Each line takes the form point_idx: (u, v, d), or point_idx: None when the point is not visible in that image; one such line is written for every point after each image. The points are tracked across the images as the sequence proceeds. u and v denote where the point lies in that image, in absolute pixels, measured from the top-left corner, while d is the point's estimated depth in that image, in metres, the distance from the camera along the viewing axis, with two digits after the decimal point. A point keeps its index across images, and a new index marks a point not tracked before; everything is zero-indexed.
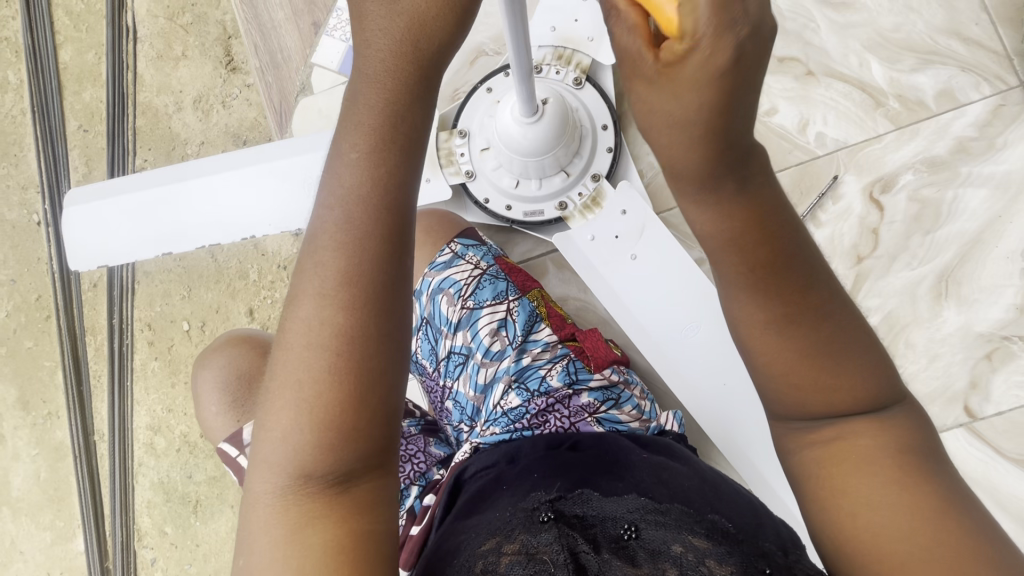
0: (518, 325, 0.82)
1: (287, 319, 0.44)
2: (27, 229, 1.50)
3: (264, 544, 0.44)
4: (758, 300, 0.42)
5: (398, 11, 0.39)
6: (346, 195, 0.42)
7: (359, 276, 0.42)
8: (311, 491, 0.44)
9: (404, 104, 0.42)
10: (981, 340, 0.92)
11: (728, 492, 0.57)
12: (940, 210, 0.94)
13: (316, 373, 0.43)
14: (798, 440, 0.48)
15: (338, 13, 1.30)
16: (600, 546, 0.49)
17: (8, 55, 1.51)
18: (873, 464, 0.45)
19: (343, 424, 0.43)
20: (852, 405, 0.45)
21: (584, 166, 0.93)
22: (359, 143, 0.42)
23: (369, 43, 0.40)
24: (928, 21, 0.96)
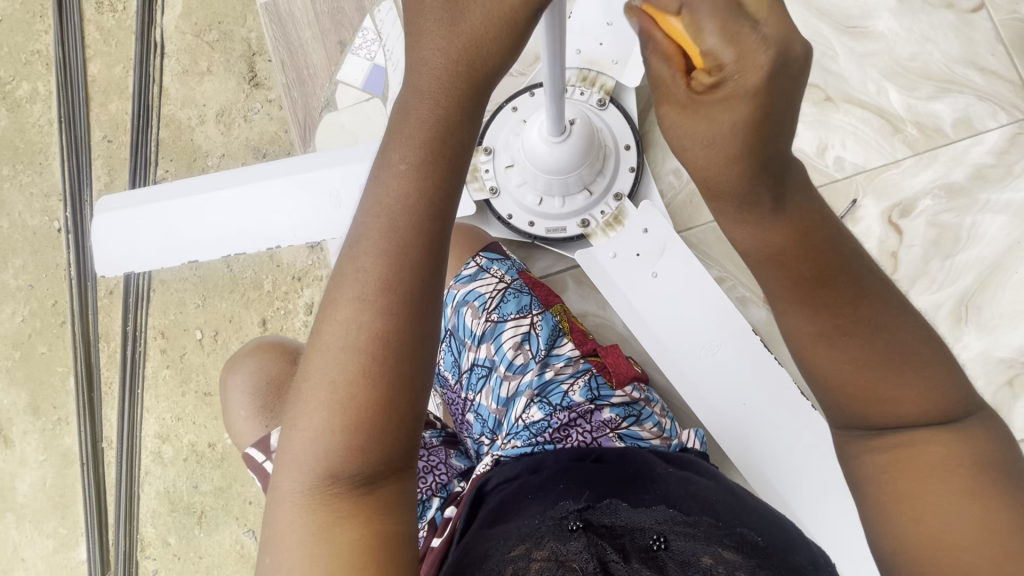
0: (542, 339, 0.83)
1: (324, 321, 0.44)
2: (48, 236, 1.53)
3: (291, 541, 0.44)
4: (807, 313, 0.43)
5: (457, 32, 0.41)
6: (390, 203, 0.44)
7: (397, 282, 0.43)
8: (338, 492, 0.44)
9: (452, 119, 0.44)
10: (1002, 366, 0.92)
11: (757, 509, 0.57)
12: (959, 235, 0.95)
13: (350, 376, 0.43)
14: (862, 445, 0.47)
15: (364, 33, 1.33)
16: (630, 556, 0.48)
17: (38, 67, 1.55)
18: (950, 472, 0.45)
19: (373, 426, 0.44)
20: (927, 411, 0.45)
21: (606, 185, 0.94)
22: (408, 154, 0.43)
23: (426, 61, 0.42)
24: (945, 51, 0.98)
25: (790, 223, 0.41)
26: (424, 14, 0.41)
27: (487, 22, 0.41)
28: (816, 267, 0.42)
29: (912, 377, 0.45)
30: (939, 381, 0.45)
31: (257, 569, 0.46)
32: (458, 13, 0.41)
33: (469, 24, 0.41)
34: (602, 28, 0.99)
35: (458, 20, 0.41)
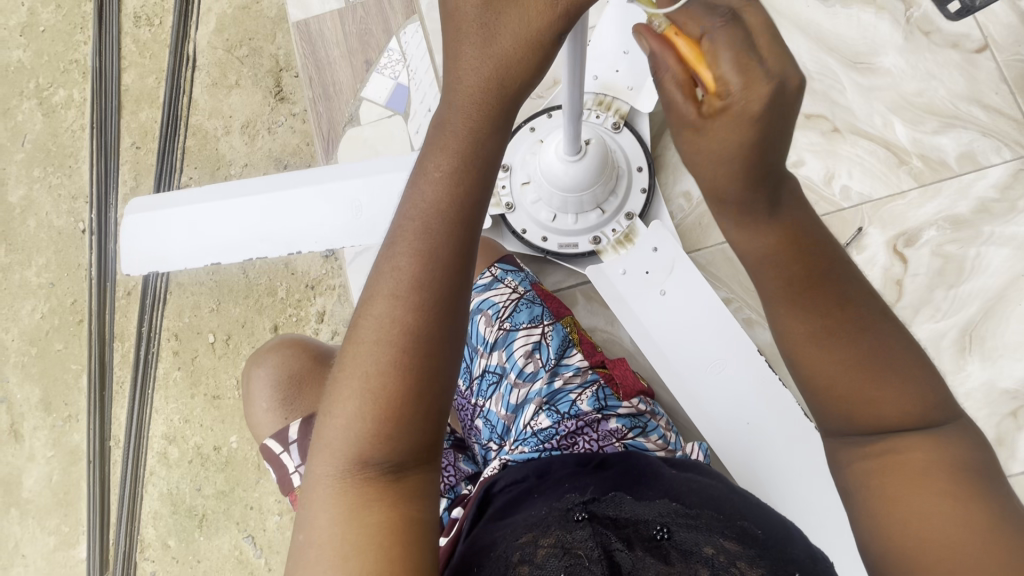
0: (552, 349, 0.86)
1: (361, 315, 0.47)
2: (72, 236, 1.58)
3: (323, 522, 0.47)
4: (801, 316, 0.46)
5: (490, 54, 0.45)
6: (425, 207, 0.47)
7: (429, 281, 0.47)
8: (367, 477, 0.47)
9: (485, 132, 0.47)
10: (1005, 397, 0.93)
11: (758, 506, 0.57)
12: (963, 266, 0.97)
13: (383, 366, 0.46)
14: (850, 452, 0.50)
15: (390, 53, 1.40)
16: (634, 544, 0.52)
17: (75, 75, 1.63)
18: (931, 476, 0.47)
19: (401, 414, 0.46)
20: (913, 419, 0.48)
21: (618, 204, 0.98)
22: (443, 163, 0.47)
23: (462, 78, 0.46)
24: (949, 88, 1.01)
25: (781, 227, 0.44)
26: (461, 38, 0.45)
27: (515, 44, 0.44)
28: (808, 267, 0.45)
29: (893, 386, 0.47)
30: (915, 389, 0.47)
31: (290, 549, 0.48)
32: (490, 36, 0.44)
33: (499, 46, 0.44)
34: (619, 57, 1.04)
35: (491, 42, 0.44)
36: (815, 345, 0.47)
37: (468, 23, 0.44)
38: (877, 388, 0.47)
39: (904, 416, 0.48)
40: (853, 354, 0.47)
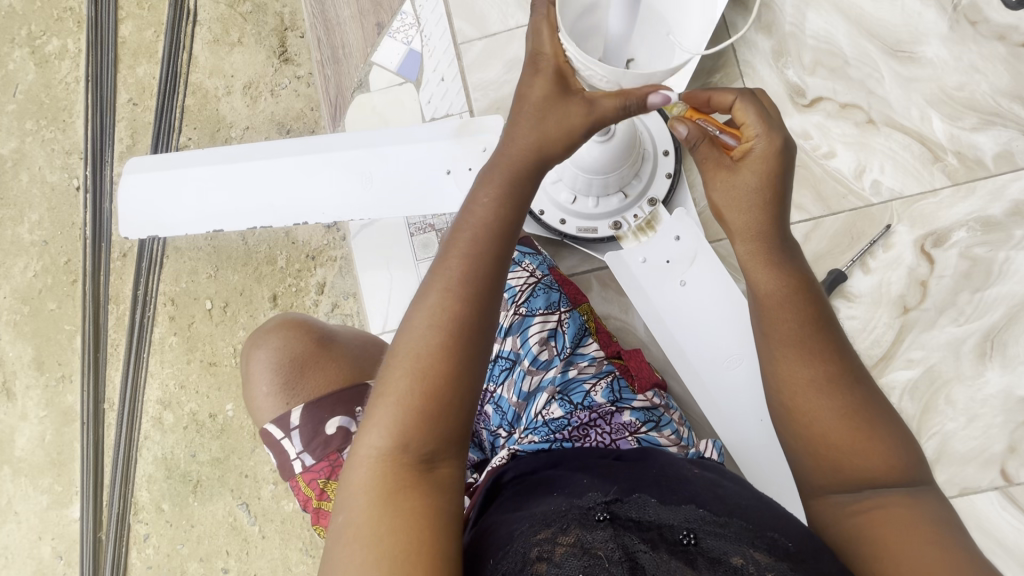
0: (568, 337, 0.83)
1: (415, 308, 0.55)
2: (66, 193, 1.52)
3: (363, 497, 0.50)
4: (804, 362, 0.57)
5: (537, 127, 0.58)
6: (473, 220, 0.57)
7: (473, 280, 0.55)
8: (406, 460, 0.51)
9: (524, 167, 0.59)
10: (1022, 405, 0.91)
11: (778, 512, 0.58)
12: (991, 269, 0.93)
13: (429, 350, 0.53)
14: (839, 510, 0.56)
15: (402, 16, 1.32)
16: (659, 546, 0.51)
17: (69, 24, 1.55)
18: (917, 527, 0.50)
19: (442, 399, 0.52)
20: (882, 474, 0.54)
21: (642, 189, 0.94)
22: (490, 190, 0.58)
23: (514, 136, 0.59)
24: (993, 83, 0.97)
25: (793, 278, 0.58)
26: (519, 114, 0.58)
27: (561, 130, 0.58)
28: (810, 320, 0.57)
29: (872, 438, 0.55)
30: (895, 447, 0.55)
31: (327, 530, 0.51)
32: (543, 119, 0.58)
33: (548, 125, 0.57)
34: None
35: (542, 120, 0.58)
36: (819, 392, 0.56)
37: (531, 106, 0.58)
38: (867, 439, 0.55)
39: (877, 473, 0.55)
40: (846, 402, 0.56)
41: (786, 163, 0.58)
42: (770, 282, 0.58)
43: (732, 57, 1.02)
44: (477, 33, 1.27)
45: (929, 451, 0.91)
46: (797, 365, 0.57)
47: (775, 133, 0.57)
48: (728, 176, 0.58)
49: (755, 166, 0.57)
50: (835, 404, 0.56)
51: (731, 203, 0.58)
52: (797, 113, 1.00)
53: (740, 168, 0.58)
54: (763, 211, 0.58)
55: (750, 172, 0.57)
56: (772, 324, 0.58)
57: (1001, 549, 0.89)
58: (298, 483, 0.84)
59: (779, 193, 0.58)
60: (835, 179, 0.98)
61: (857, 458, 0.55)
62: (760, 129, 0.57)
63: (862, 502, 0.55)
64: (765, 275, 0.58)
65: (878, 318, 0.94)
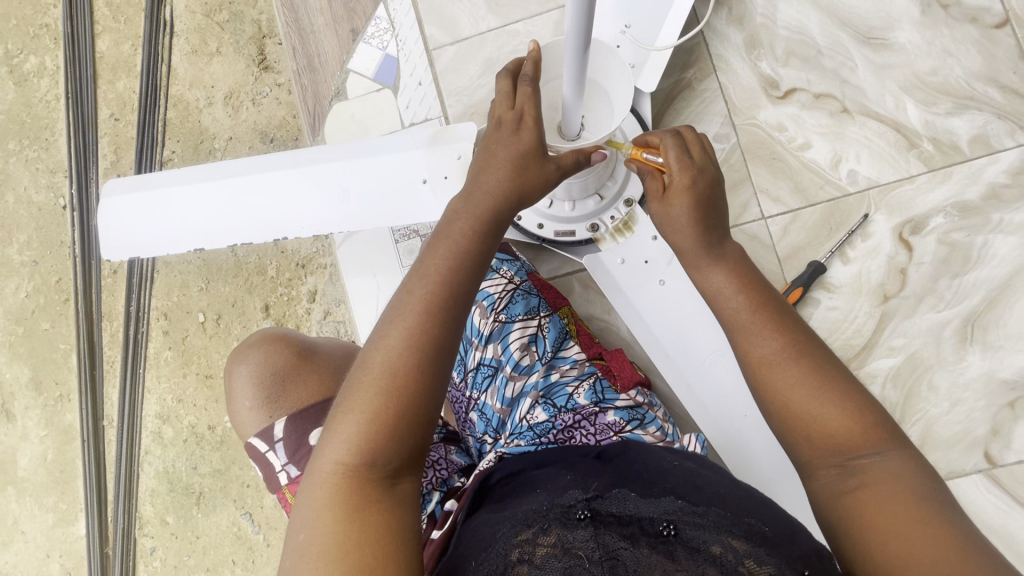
0: (549, 342, 0.85)
1: (390, 325, 0.57)
2: (53, 212, 1.52)
3: (329, 510, 0.52)
4: (761, 339, 0.59)
5: (515, 166, 0.64)
6: (452, 246, 0.61)
7: (449, 304, 0.58)
8: (376, 475, 0.53)
9: (501, 203, 0.63)
10: (1004, 388, 0.91)
11: (759, 496, 0.60)
12: (970, 254, 0.94)
13: (405, 369, 0.55)
14: (825, 489, 0.55)
15: (377, 21, 1.31)
16: (639, 540, 0.52)
17: (46, 41, 1.54)
18: (894, 498, 0.51)
19: (413, 419, 0.55)
20: (854, 442, 0.55)
21: (617, 190, 0.94)
22: (469, 219, 0.62)
23: (494, 171, 0.64)
24: (966, 66, 0.96)
25: (733, 263, 0.64)
26: (499, 151, 0.64)
27: (536, 175, 0.65)
28: (760, 302, 0.61)
29: (828, 403, 0.56)
30: (858, 412, 0.55)
31: (287, 540, 0.52)
32: (520, 161, 0.64)
33: (526, 171, 0.64)
34: (632, 10, 0.93)
35: (518, 160, 0.64)
36: (774, 368, 0.58)
37: (514, 151, 0.64)
38: (820, 404, 0.56)
39: (844, 439, 0.55)
40: (805, 371, 0.57)
41: (709, 189, 0.64)
42: (711, 275, 0.63)
43: (705, 52, 1.01)
44: (448, 38, 1.27)
45: (913, 437, 0.92)
46: (750, 344, 0.60)
47: (692, 164, 0.64)
48: (661, 206, 0.65)
49: (677, 193, 0.64)
50: (789, 374, 0.57)
51: (667, 227, 0.65)
52: (771, 105, 1.00)
53: (667, 198, 0.65)
54: (702, 221, 0.63)
55: (673, 203, 0.64)
56: (721, 312, 0.63)
57: (987, 530, 0.90)
58: (284, 494, 0.84)
59: (707, 216, 0.64)
60: (812, 170, 0.98)
61: (826, 432, 0.55)
62: (678, 162, 0.64)
63: (849, 481, 0.54)
64: (707, 273, 0.64)
65: (859, 307, 0.95)
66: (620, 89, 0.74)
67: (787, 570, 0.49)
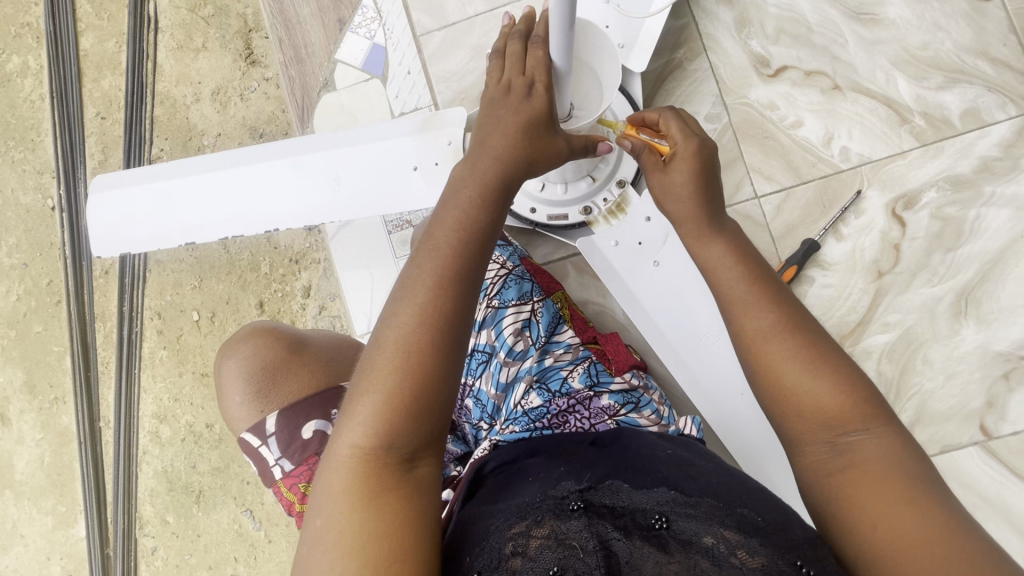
0: (542, 327, 0.84)
1: (400, 302, 0.57)
2: (41, 214, 1.50)
3: (349, 497, 0.51)
4: (756, 311, 0.59)
5: (518, 134, 0.63)
6: (457, 218, 0.60)
7: (458, 277, 0.57)
8: (394, 456, 0.53)
9: (504, 171, 0.62)
10: (998, 360, 0.92)
11: (754, 487, 0.60)
12: (962, 228, 0.94)
13: (418, 345, 0.55)
14: (815, 466, 0.56)
15: (364, 10, 1.30)
16: (632, 533, 0.52)
17: (28, 40, 1.51)
18: (882, 478, 0.51)
19: (429, 396, 0.54)
20: (845, 419, 0.55)
21: (610, 172, 0.94)
22: (473, 189, 0.61)
23: (497, 140, 0.63)
24: (956, 40, 0.96)
25: (728, 238, 0.63)
26: (501, 119, 0.63)
27: (539, 145, 0.64)
28: (756, 276, 0.61)
29: (821, 377, 0.56)
30: (850, 389, 0.55)
31: (308, 528, 0.52)
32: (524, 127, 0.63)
33: (529, 140, 0.63)
34: None
35: (521, 127, 0.63)
36: (770, 341, 0.58)
37: (518, 117, 0.63)
38: (813, 378, 0.56)
39: (835, 416, 0.55)
40: (799, 345, 0.57)
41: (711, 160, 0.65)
42: (708, 248, 0.63)
43: (695, 32, 1.01)
44: (435, 24, 1.25)
45: (909, 411, 0.93)
46: (747, 316, 0.59)
47: (695, 136, 0.65)
48: (663, 177, 0.66)
49: (681, 163, 0.64)
50: (786, 346, 0.57)
51: (667, 196, 0.66)
52: (762, 83, 0.99)
53: (669, 169, 0.65)
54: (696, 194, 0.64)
55: (676, 172, 0.64)
56: (717, 285, 0.62)
57: (983, 502, 0.91)
58: (281, 488, 0.85)
59: (707, 192, 0.64)
60: (804, 148, 0.98)
61: (819, 409, 0.55)
62: (682, 135, 0.65)
63: (840, 459, 0.54)
64: (701, 245, 0.63)
65: (853, 284, 0.95)
66: (610, 70, 0.73)
67: (779, 558, 0.48)
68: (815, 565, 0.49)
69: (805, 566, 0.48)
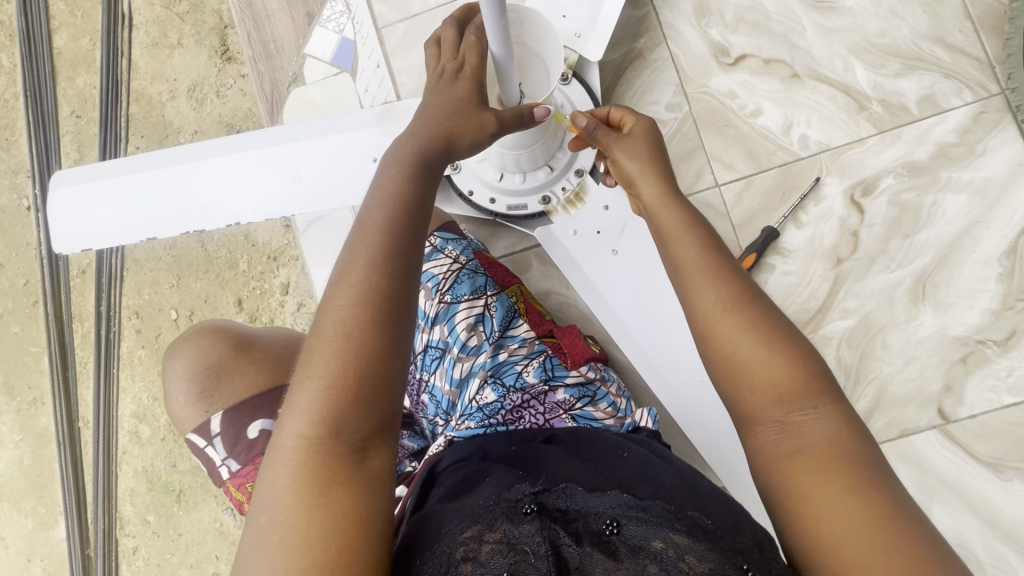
0: (496, 321, 0.84)
1: (336, 290, 0.57)
2: (17, 214, 1.49)
3: (295, 495, 0.51)
4: (710, 286, 0.56)
5: (448, 121, 0.64)
6: (388, 200, 0.60)
7: (392, 258, 0.57)
8: (338, 447, 0.53)
9: (432, 153, 0.63)
10: (956, 344, 0.93)
11: (707, 486, 0.60)
12: (920, 214, 0.94)
13: (354, 330, 0.54)
14: (766, 449, 0.53)
15: (333, 4, 1.29)
16: (583, 539, 0.53)
17: (1, 38, 1.49)
18: (831, 462, 0.50)
19: (368, 380, 0.54)
20: (796, 398, 0.53)
21: (568, 161, 0.94)
22: (401, 169, 0.62)
23: (428, 123, 0.64)
24: (913, 27, 0.97)
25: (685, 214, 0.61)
26: (433, 106, 0.65)
27: (473, 126, 0.65)
28: (710, 250, 0.58)
29: (773, 352, 0.54)
30: (799, 364, 0.54)
31: (256, 530, 0.51)
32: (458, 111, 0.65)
33: (459, 120, 0.65)
34: None
35: (455, 116, 0.65)
36: (727, 317, 0.55)
37: (453, 102, 0.65)
38: (766, 353, 0.54)
39: (783, 393, 0.53)
40: (752, 320, 0.55)
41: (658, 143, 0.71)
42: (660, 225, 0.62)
43: (655, 21, 1.01)
44: (402, 17, 1.25)
45: (869, 396, 0.93)
46: (700, 292, 0.57)
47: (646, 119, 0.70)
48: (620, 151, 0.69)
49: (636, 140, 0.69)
50: (739, 321, 0.55)
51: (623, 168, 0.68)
52: (721, 72, 0.99)
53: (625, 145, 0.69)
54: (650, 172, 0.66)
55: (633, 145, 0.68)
56: (669, 260, 0.60)
57: (943, 485, 0.92)
58: (229, 488, 0.85)
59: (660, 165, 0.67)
60: (764, 136, 0.98)
61: (768, 388, 0.53)
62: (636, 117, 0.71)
63: (790, 442, 0.52)
64: (662, 214, 0.62)
65: (813, 272, 0.95)
66: (555, 54, 0.71)
67: (726, 565, 0.49)
68: (760, 567, 0.49)
69: (751, 570, 0.49)
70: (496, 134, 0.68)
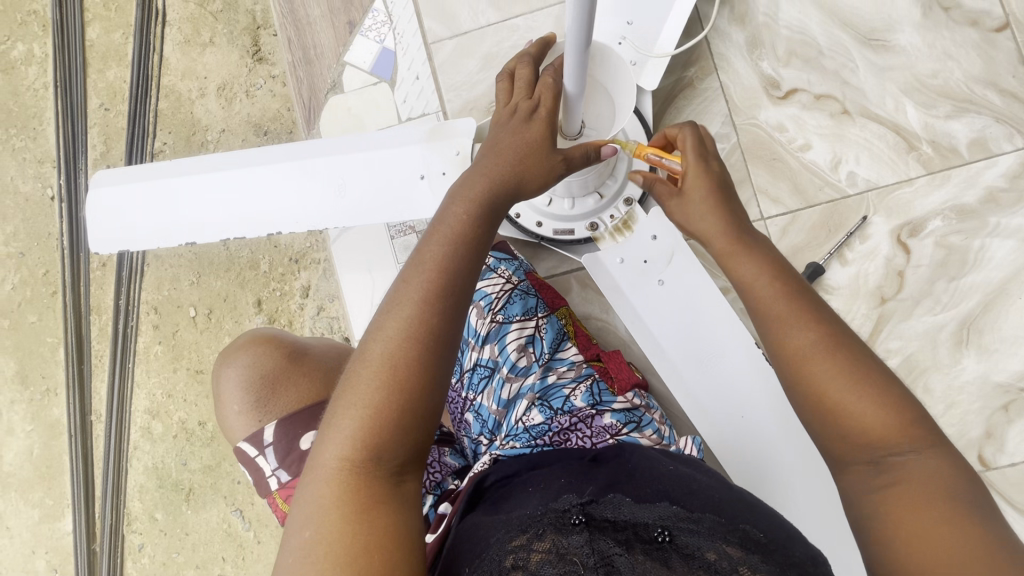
0: (546, 343, 0.84)
1: (387, 316, 0.56)
2: (40, 204, 1.49)
3: (335, 513, 0.50)
4: (798, 325, 0.56)
5: (522, 158, 0.64)
6: (448, 233, 0.60)
7: (447, 292, 0.57)
8: (378, 474, 0.52)
9: (495, 190, 0.63)
10: (998, 391, 0.92)
11: (765, 511, 0.59)
12: (966, 258, 0.94)
13: (402, 360, 0.54)
14: (859, 481, 0.53)
15: (374, 14, 1.29)
16: (633, 547, 0.51)
17: (34, 28, 1.50)
18: (928, 497, 0.49)
19: (413, 412, 0.53)
20: (888, 434, 0.52)
21: (617, 189, 0.94)
22: (465, 205, 0.61)
23: (498, 159, 0.64)
24: (966, 70, 0.96)
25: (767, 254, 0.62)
26: (503, 138, 0.66)
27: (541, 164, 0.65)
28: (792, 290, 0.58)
29: (863, 391, 0.53)
30: (889, 402, 0.52)
31: (290, 545, 0.50)
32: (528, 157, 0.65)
33: (531, 162, 0.65)
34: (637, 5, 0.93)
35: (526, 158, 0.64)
36: (814, 360, 0.55)
37: (526, 140, 0.65)
38: (857, 395, 0.53)
39: (872, 427, 0.52)
40: (840, 358, 0.54)
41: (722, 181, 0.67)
42: (740, 264, 0.62)
43: (707, 50, 1.01)
44: (447, 32, 1.25)
45: None
46: (788, 334, 0.56)
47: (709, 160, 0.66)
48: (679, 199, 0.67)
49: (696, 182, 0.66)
50: (828, 364, 0.54)
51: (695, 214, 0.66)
52: (771, 105, 0.99)
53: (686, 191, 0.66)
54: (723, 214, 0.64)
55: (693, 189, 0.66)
56: (752, 295, 0.60)
57: None
58: (275, 499, 0.83)
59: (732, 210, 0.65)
60: (811, 171, 0.98)
61: (858, 426, 0.53)
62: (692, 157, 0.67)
63: (882, 476, 0.52)
64: (740, 260, 0.62)
65: (856, 310, 0.95)
66: (623, 90, 0.75)
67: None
68: None
69: None
70: (561, 175, 0.68)
